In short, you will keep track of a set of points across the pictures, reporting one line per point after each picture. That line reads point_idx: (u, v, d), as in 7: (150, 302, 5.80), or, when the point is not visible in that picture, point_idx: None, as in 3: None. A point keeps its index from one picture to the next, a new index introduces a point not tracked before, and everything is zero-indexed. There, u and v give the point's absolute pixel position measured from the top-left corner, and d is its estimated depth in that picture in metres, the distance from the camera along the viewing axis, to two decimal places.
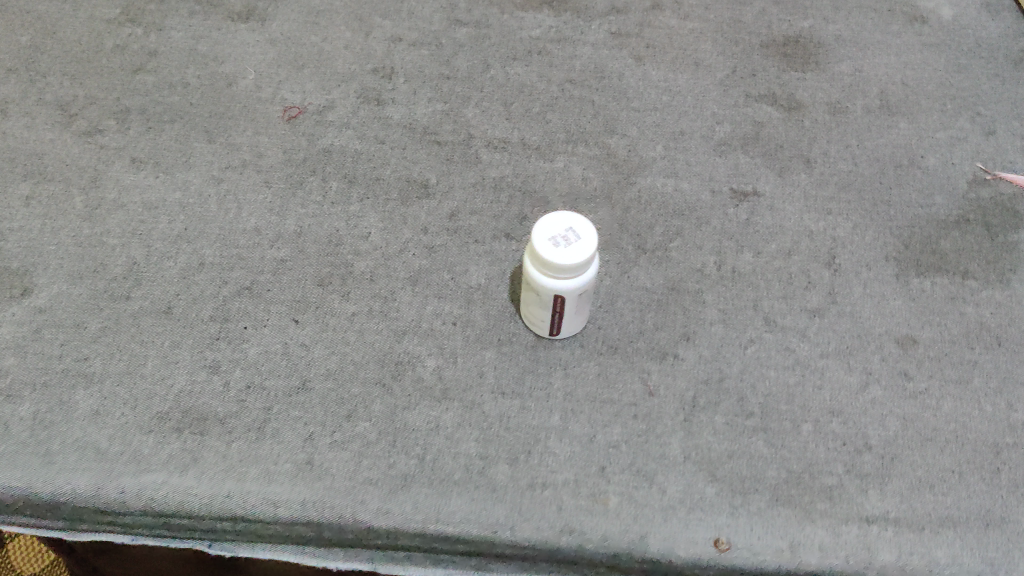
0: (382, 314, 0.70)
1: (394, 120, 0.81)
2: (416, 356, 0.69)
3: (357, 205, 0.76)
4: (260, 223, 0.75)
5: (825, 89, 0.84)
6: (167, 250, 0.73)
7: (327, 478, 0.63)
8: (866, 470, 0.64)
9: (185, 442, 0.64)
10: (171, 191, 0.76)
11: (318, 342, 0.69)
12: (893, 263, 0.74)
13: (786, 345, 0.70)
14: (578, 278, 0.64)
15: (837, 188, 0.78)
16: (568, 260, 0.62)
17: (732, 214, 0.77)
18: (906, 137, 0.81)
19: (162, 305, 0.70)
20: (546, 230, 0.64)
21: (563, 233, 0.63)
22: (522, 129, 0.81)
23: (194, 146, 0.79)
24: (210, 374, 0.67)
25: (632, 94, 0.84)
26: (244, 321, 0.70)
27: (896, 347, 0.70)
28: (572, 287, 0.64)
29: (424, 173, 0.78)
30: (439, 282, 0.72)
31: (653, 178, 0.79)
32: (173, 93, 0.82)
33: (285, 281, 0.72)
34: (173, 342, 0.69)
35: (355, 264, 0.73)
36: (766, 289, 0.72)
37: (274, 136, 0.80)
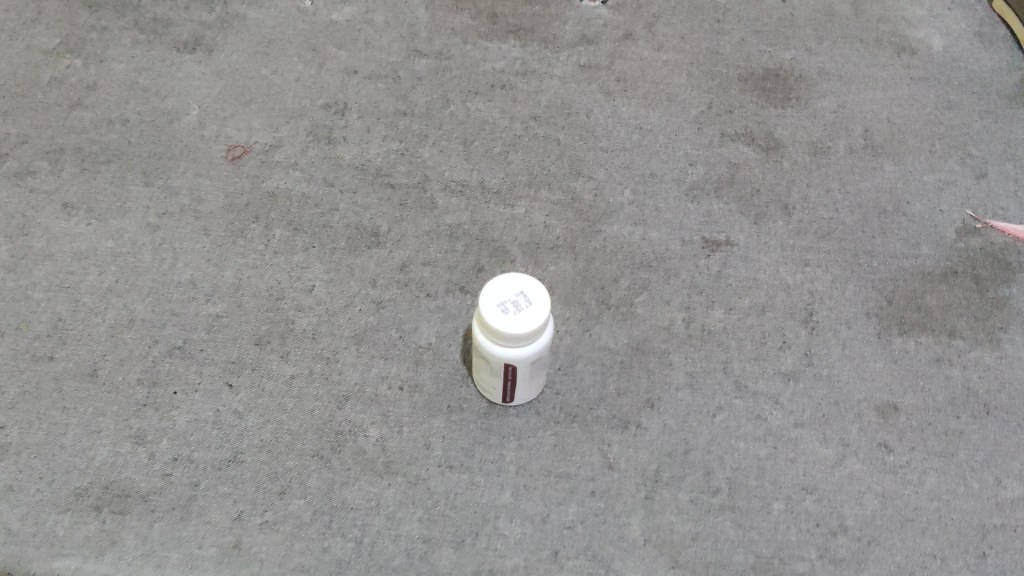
0: (323, 378, 0.66)
1: (345, 160, 0.76)
2: (358, 425, 0.64)
3: (301, 255, 0.71)
4: (196, 276, 0.70)
5: (806, 127, 0.79)
6: (96, 306, 0.68)
7: (256, 564, 0.58)
8: (841, 556, 0.59)
9: (104, 523, 0.59)
10: (103, 240, 0.71)
11: (252, 409, 0.64)
12: (875, 321, 0.69)
13: (757, 413, 0.65)
14: (530, 347, 0.58)
15: (816, 238, 0.73)
16: (518, 328, 0.57)
17: (703, 265, 0.72)
18: (892, 180, 0.76)
19: (87, 368, 0.66)
20: (496, 294, 0.58)
21: (514, 298, 0.58)
22: (481, 170, 0.76)
23: (130, 189, 0.74)
24: (134, 446, 0.62)
25: (600, 133, 0.79)
26: (174, 385, 0.65)
27: (875, 415, 0.65)
28: (523, 355, 0.59)
29: (375, 220, 0.73)
30: (386, 342, 0.67)
31: (619, 225, 0.74)
32: (111, 131, 0.77)
33: (220, 341, 0.67)
34: (96, 408, 0.64)
35: (297, 321, 0.68)
36: (737, 350, 0.67)
37: (216, 178, 0.75)
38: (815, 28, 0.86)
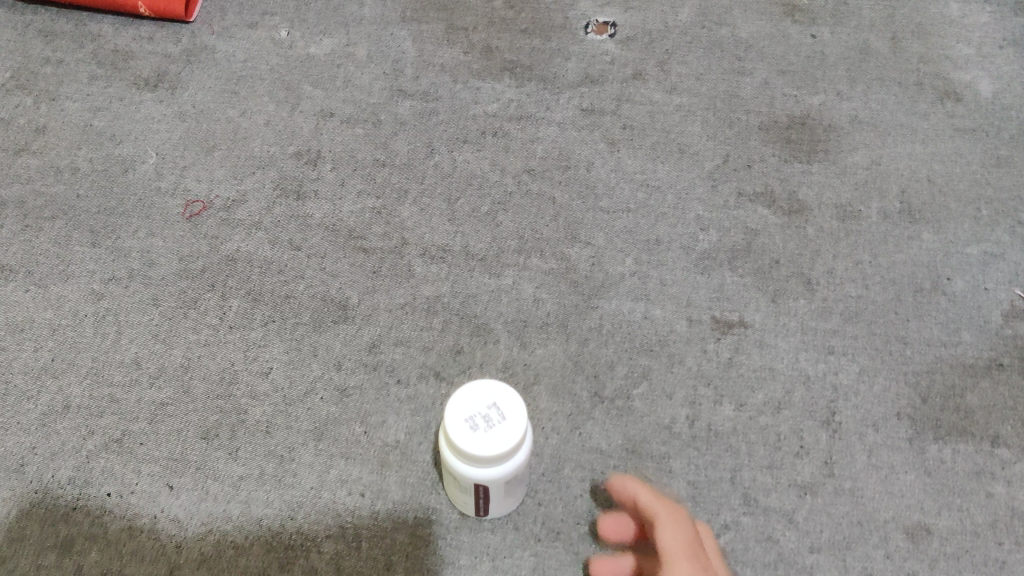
0: (275, 480, 0.58)
1: (316, 218, 0.69)
2: (311, 540, 0.56)
3: (259, 331, 0.64)
4: (141, 354, 0.62)
5: (833, 186, 0.70)
6: (28, 388, 0.61)
7: None
8: None
9: None
10: (42, 310, 0.64)
11: (193, 517, 0.57)
12: (906, 423, 0.60)
13: (768, 534, 0.56)
14: (503, 466, 0.50)
15: (841, 320, 0.64)
16: (486, 451, 0.48)
17: (712, 351, 0.63)
18: (930, 252, 0.67)
19: (13, 463, 0.58)
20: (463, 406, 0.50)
21: (483, 411, 0.49)
22: (466, 233, 0.68)
23: (76, 250, 0.67)
24: (59, 558, 0.55)
25: (602, 189, 0.70)
26: (108, 486, 0.58)
27: (904, 539, 0.56)
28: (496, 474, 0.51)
29: (344, 290, 0.65)
30: (349, 438, 0.60)
31: (619, 300, 0.65)
32: (59, 181, 0.70)
33: (162, 433, 0.60)
34: (20, 512, 0.57)
35: (249, 411, 0.61)
36: (747, 456, 0.59)
37: (171, 238, 0.67)
38: (846, 69, 0.78)
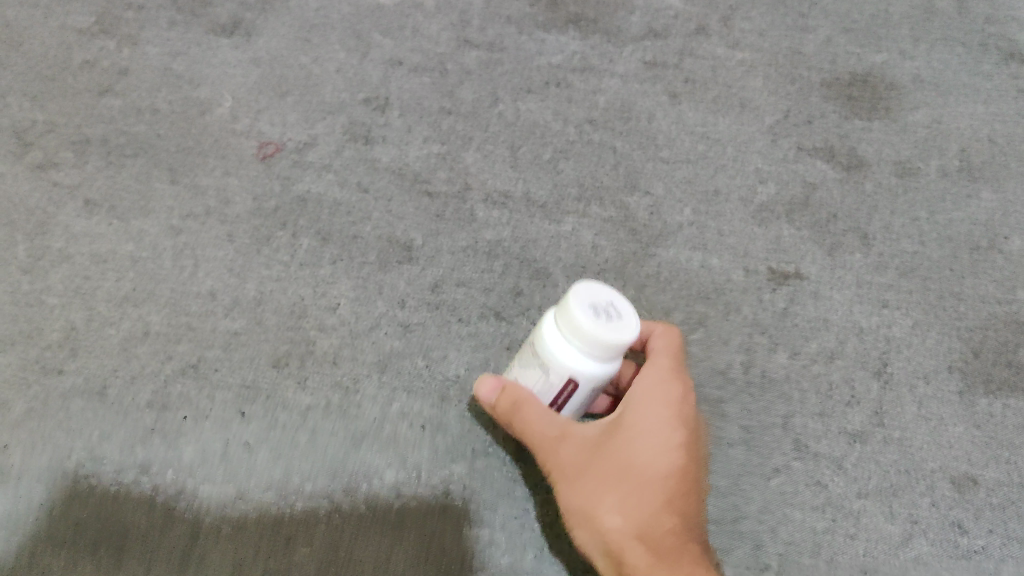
0: (341, 412, 0.61)
1: (383, 162, 0.71)
2: (373, 470, 0.59)
3: (328, 268, 0.66)
4: (217, 287, 0.66)
5: (894, 144, 0.71)
6: (111, 315, 0.65)
7: None
8: None
9: (102, 561, 0.56)
10: (124, 242, 0.67)
11: (263, 444, 0.59)
12: (958, 376, 0.61)
13: (817, 479, 0.58)
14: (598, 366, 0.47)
15: (897, 274, 0.65)
16: (598, 343, 0.45)
17: (767, 300, 0.64)
18: (989, 211, 0.68)
19: (96, 385, 0.62)
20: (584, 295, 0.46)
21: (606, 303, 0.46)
22: (528, 180, 0.70)
23: (155, 187, 0.70)
24: (138, 476, 0.58)
25: (662, 141, 0.72)
26: (184, 411, 0.61)
27: (950, 489, 0.58)
28: (591, 374, 0.47)
29: (409, 232, 0.68)
30: (411, 371, 0.62)
31: (677, 249, 0.67)
32: (140, 121, 0.73)
33: (236, 361, 0.63)
34: (102, 432, 0.60)
35: (317, 343, 0.63)
36: (800, 403, 0.61)
37: (245, 178, 0.70)
38: (910, 28, 0.78)
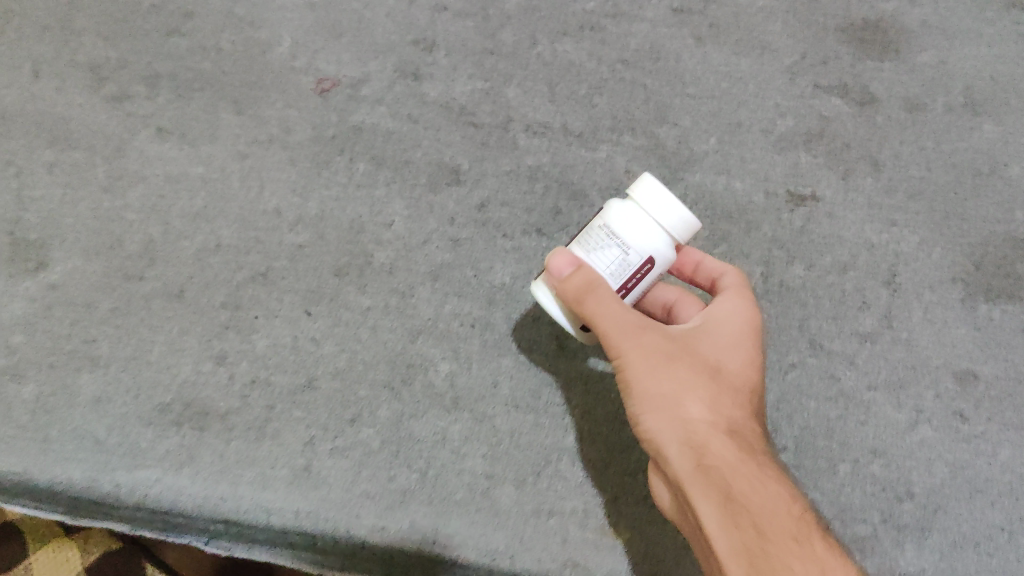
0: (398, 311, 0.67)
1: (431, 97, 0.77)
2: (429, 360, 0.65)
3: (383, 190, 0.72)
4: (281, 205, 0.72)
5: (903, 82, 0.77)
6: (185, 229, 0.70)
7: (324, 488, 0.60)
8: (904, 522, 0.59)
9: (184, 438, 0.62)
10: (194, 165, 0.73)
11: (329, 338, 0.66)
12: (960, 286, 0.67)
13: (830, 373, 0.64)
14: (663, 243, 0.54)
15: (905, 197, 0.71)
16: (680, 213, 0.53)
17: (785, 219, 0.70)
18: (990, 142, 0.74)
19: (174, 288, 0.68)
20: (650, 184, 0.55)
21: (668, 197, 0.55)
22: (565, 113, 0.76)
23: (222, 117, 0.76)
24: (216, 366, 0.65)
25: (689, 79, 0.77)
26: (256, 310, 0.67)
27: (954, 382, 0.63)
28: (664, 251, 0.54)
29: (456, 159, 0.74)
30: (460, 279, 0.68)
31: (703, 173, 0.73)
32: (205, 59, 0.79)
33: (302, 269, 0.69)
34: (181, 329, 0.66)
35: (375, 255, 0.69)
36: (815, 308, 0.67)
37: (304, 110, 0.76)
38: None
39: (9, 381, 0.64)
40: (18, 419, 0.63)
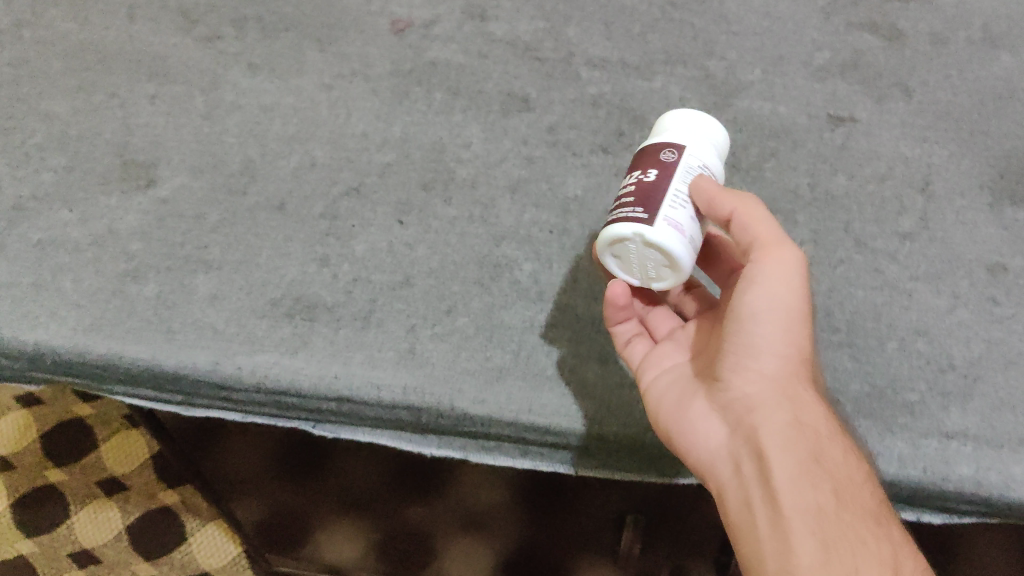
0: (482, 220, 0.74)
1: (498, 36, 0.84)
2: (513, 261, 0.72)
3: (460, 115, 0.79)
4: (368, 129, 0.78)
5: (927, 21, 0.85)
6: (281, 151, 0.77)
7: (428, 367, 0.66)
8: (948, 389, 0.66)
9: (296, 327, 0.68)
10: (285, 96, 0.80)
11: (421, 243, 0.72)
12: (988, 192, 0.75)
13: (875, 267, 0.71)
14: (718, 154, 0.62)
15: (934, 117, 0.79)
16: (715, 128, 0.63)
17: (827, 137, 0.78)
18: (1009, 69, 0.81)
19: (276, 201, 0.74)
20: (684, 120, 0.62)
21: None
22: (622, 49, 0.83)
23: (307, 54, 0.83)
24: (320, 267, 0.71)
25: (732, 19, 0.85)
26: (353, 220, 0.73)
27: (985, 273, 0.71)
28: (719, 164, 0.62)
29: (525, 89, 0.81)
30: (537, 192, 0.75)
31: (750, 100, 0.80)
32: (288, 5, 0.86)
33: (391, 184, 0.75)
34: (285, 235, 0.73)
35: (457, 171, 0.76)
36: (858, 213, 0.74)
37: (383, 47, 0.83)
38: None
39: (130, 282, 0.70)
40: (142, 313, 0.69)
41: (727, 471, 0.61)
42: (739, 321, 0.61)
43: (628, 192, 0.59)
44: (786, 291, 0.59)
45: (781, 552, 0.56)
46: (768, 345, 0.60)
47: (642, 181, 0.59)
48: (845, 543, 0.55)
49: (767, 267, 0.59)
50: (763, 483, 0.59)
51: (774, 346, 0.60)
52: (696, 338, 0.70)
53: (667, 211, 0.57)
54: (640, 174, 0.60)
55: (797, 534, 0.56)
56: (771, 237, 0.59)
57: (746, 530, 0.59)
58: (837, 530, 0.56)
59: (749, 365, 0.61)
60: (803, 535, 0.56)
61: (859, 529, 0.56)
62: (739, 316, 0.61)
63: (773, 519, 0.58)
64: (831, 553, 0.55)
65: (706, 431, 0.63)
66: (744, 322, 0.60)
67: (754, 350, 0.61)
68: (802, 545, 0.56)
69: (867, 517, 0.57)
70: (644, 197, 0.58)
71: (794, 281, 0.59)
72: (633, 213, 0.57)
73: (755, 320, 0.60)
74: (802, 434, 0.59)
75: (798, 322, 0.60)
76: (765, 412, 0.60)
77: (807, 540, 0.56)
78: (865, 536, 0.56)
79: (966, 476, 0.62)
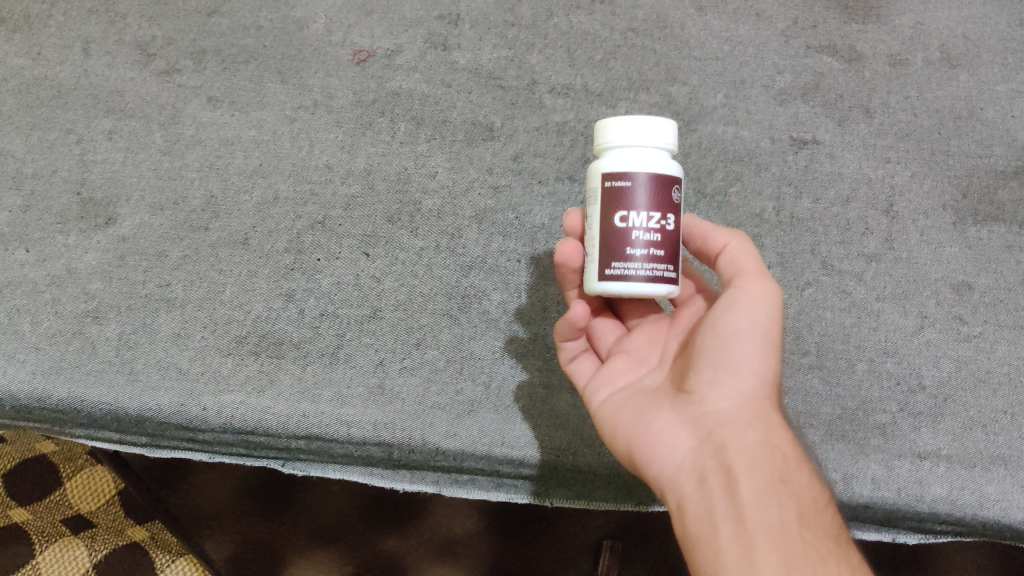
0: (449, 250, 0.73)
1: (461, 64, 0.83)
2: (482, 291, 0.71)
3: (425, 145, 0.79)
4: (331, 161, 0.77)
5: (885, 42, 0.85)
6: (243, 185, 0.76)
7: (398, 402, 0.66)
8: (919, 409, 0.66)
9: (262, 365, 0.67)
10: (246, 129, 0.79)
11: (388, 275, 0.72)
12: (950, 212, 0.75)
13: (843, 288, 0.71)
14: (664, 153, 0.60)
15: (895, 138, 0.79)
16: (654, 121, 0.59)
17: (791, 160, 0.78)
18: (966, 90, 0.82)
19: (239, 237, 0.73)
20: (661, 139, 0.58)
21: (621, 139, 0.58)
22: (585, 75, 0.83)
23: (269, 86, 0.82)
24: (286, 302, 0.70)
25: (694, 43, 0.84)
26: (318, 254, 0.72)
27: (951, 292, 0.71)
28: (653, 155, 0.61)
29: (489, 117, 0.80)
30: (505, 221, 0.75)
31: (713, 124, 0.80)
32: (248, 36, 0.84)
33: (357, 216, 0.74)
34: (249, 271, 0.71)
35: (423, 202, 0.75)
36: (824, 234, 0.74)
37: (344, 79, 0.82)
38: None
39: (92, 323, 0.69)
40: (104, 355, 0.68)
41: (690, 485, 0.55)
42: (718, 337, 0.57)
43: (655, 242, 0.57)
44: (768, 317, 0.56)
45: (743, 565, 0.49)
46: (746, 363, 0.56)
47: (669, 232, 0.57)
48: (810, 565, 0.49)
49: (752, 293, 0.56)
50: (726, 497, 0.53)
51: (751, 364, 0.56)
52: (643, 351, 0.65)
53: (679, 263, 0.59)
54: (658, 217, 0.57)
55: (761, 551, 0.50)
56: (757, 268, 0.57)
57: (704, 547, 0.52)
58: (803, 549, 0.50)
59: (725, 379, 0.56)
60: (767, 552, 0.50)
61: (822, 549, 0.50)
62: (716, 333, 0.57)
63: (737, 534, 0.51)
64: (794, 569, 0.49)
65: (672, 444, 0.56)
66: (722, 338, 0.57)
67: (730, 365, 0.56)
68: (765, 561, 0.49)
69: (828, 540, 0.51)
70: (670, 252, 0.58)
71: (773, 312, 0.56)
72: (664, 271, 0.58)
73: (734, 339, 0.56)
74: (770, 453, 0.54)
75: (774, 347, 0.57)
76: (735, 427, 0.55)
77: (770, 557, 0.49)
78: (829, 562, 0.50)
79: (940, 497, 0.63)
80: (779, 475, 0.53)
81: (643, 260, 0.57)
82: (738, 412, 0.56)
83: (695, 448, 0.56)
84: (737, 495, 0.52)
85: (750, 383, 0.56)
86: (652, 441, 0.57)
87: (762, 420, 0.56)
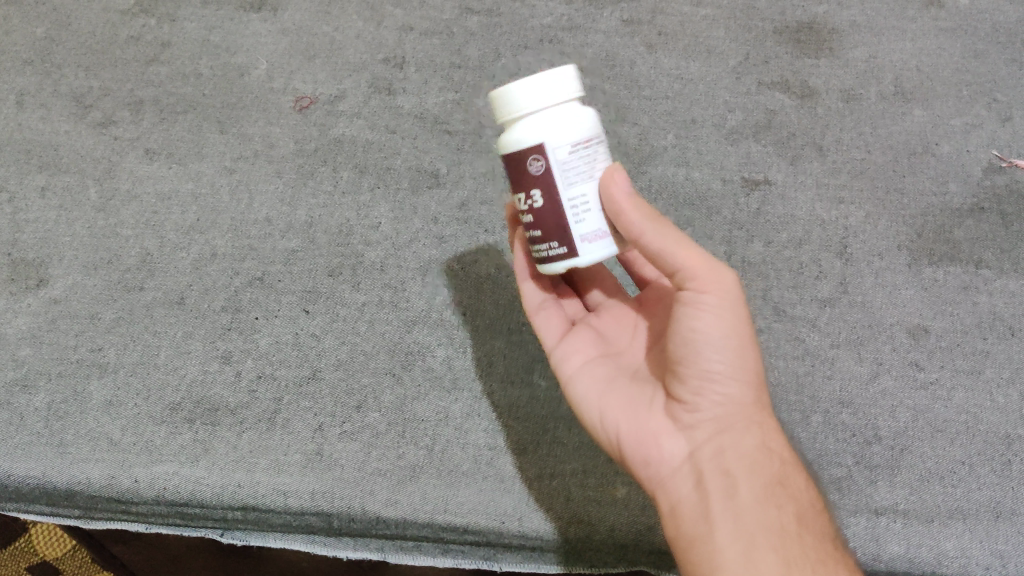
0: (392, 305, 0.71)
1: (405, 109, 0.81)
2: (426, 347, 0.69)
3: (367, 195, 0.76)
4: (271, 214, 0.75)
5: (838, 76, 0.83)
6: (180, 242, 0.74)
7: (337, 469, 0.64)
8: (876, 462, 0.65)
9: (197, 433, 0.65)
10: (184, 182, 0.77)
11: (328, 333, 0.69)
12: (905, 253, 0.73)
13: (796, 335, 0.69)
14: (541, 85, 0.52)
15: (849, 176, 0.77)
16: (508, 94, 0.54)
17: (743, 203, 0.76)
18: (920, 125, 0.80)
19: (174, 296, 0.71)
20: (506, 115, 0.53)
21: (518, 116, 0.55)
22: None
23: (208, 136, 0.80)
24: (222, 365, 0.68)
25: (644, 82, 0.83)
26: (256, 312, 0.70)
27: (907, 337, 0.69)
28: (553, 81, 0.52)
29: (435, 163, 0.78)
30: (449, 272, 0.72)
31: (663, 166, 0.78)
32: (186, 84, 0.83)
33: (296, 272, 0.72)
34: (185, 333, 0.69)
35: (366, 254, 0.73)
36: (776, 279, 0.72)
37: (286, 126, 0.80)
38: None
39: (21, 393, 0.67)
40: (33, 427, 0.66)
41: (685, 488, 0.53)
42: (690, 344, 0.52)
43: (536, 221, 0.54)
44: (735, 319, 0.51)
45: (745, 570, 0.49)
46: (728, 370, 0.52)
47: (539, 208, 0.53)
48: (810, 567, 0.49)
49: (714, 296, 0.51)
50: (724, 503, 0.51)
51: (733, 369, 0.52)
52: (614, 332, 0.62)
53: (576, 233, 0.53)
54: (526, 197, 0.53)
55: (763, 550, 0.49)
56: (705, 262, 0.51)
57: (702, 551, 0.51)
58: (804, 551, 0.49)
59: (710, 385, 0.52)
60: (766, 555, 0.49)
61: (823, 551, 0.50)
62: (688, 341, 0.52)
63: (736, 534, 0.50)
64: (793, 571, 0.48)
65: (666, 445, 0.54)
66: (695, 348, 0.52)
67: (714, 376, 0.52)
68: (763, 564, 0.49)
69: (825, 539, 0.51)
70: (550, 228, 0.53)
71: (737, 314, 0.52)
72: (559, 247, 0.54)
73: (708, 348, 0.51)
74: (767, 457, 0.53)
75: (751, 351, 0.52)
76: (727, 431, 0.53)
77: (772, 560, 0.49)
78: (830, 562, 0.50)
79: (898, 555, 0.62)
80: (777, 477, 0.52)
81: (535, 240, 0.55)
82: (729, 413, 0.53)
83: (690, 450, 0.54)
84: (734, 501, 0.51)
85: (736, 388, 0.53)
86: (645, 443, 0.55)
87: (756, 423, 0.54)
